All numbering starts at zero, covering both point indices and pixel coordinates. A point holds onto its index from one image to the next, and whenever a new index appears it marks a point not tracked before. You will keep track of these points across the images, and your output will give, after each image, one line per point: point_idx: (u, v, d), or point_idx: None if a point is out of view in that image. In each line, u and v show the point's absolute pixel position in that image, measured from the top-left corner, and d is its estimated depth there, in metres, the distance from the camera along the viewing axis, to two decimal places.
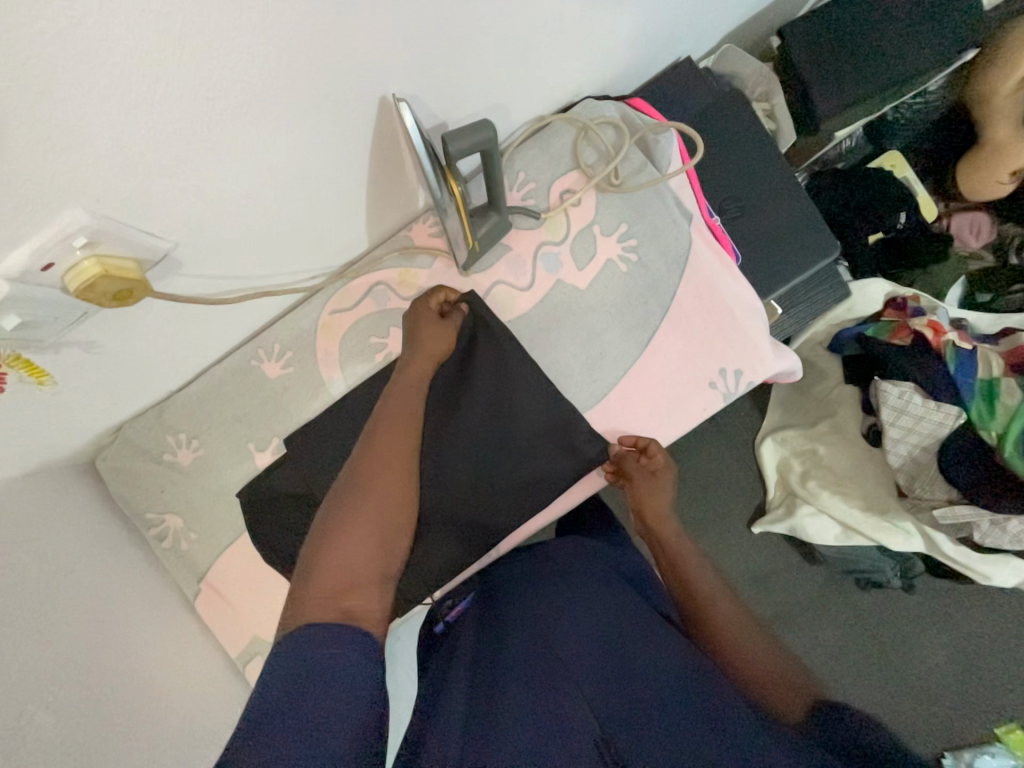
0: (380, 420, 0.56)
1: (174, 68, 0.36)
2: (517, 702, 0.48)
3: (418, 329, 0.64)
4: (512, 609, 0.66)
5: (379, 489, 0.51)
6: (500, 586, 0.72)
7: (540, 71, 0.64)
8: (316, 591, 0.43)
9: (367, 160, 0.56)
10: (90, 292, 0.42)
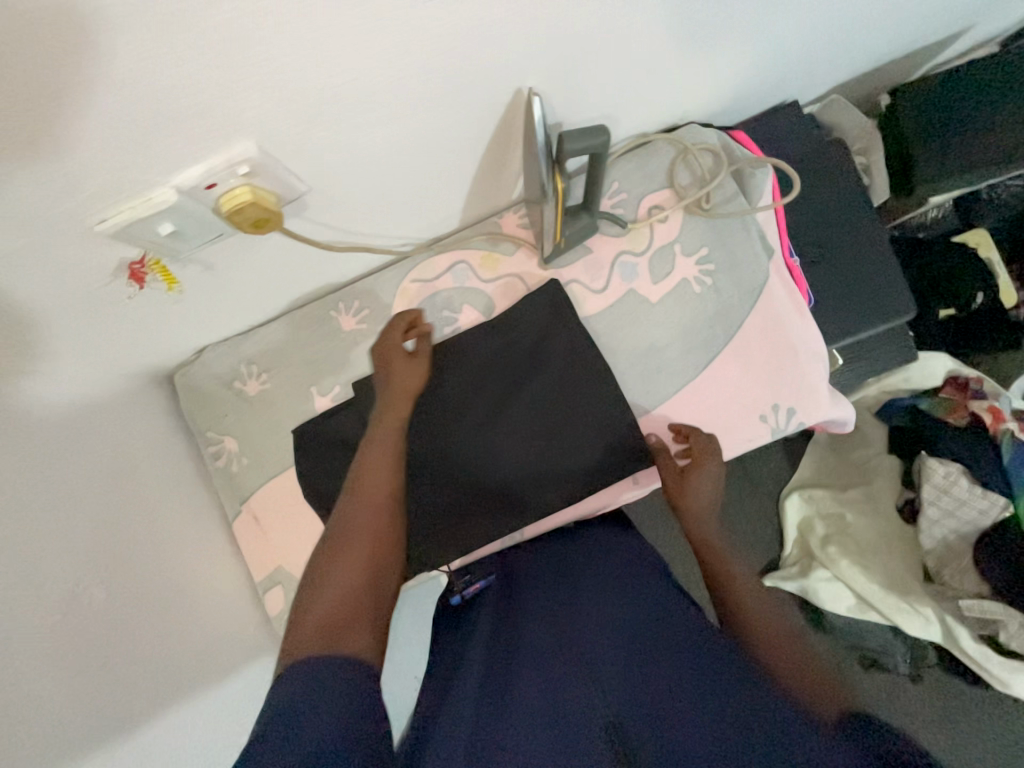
0: (361, 461, 0.57)
1: (349, 30, 0.41)
2: (527, 706, 0.50)
3: (390, 363, 0.68)
4: (527, 602, 0.68)
5: (359, 522, 0.52)
6: (520, 576, 0.75)
7: (655, 90, 0.67)
8: (310, 627, 0.43)
9: (484, 144, 0.60)
10: (236, 216, 0.47)
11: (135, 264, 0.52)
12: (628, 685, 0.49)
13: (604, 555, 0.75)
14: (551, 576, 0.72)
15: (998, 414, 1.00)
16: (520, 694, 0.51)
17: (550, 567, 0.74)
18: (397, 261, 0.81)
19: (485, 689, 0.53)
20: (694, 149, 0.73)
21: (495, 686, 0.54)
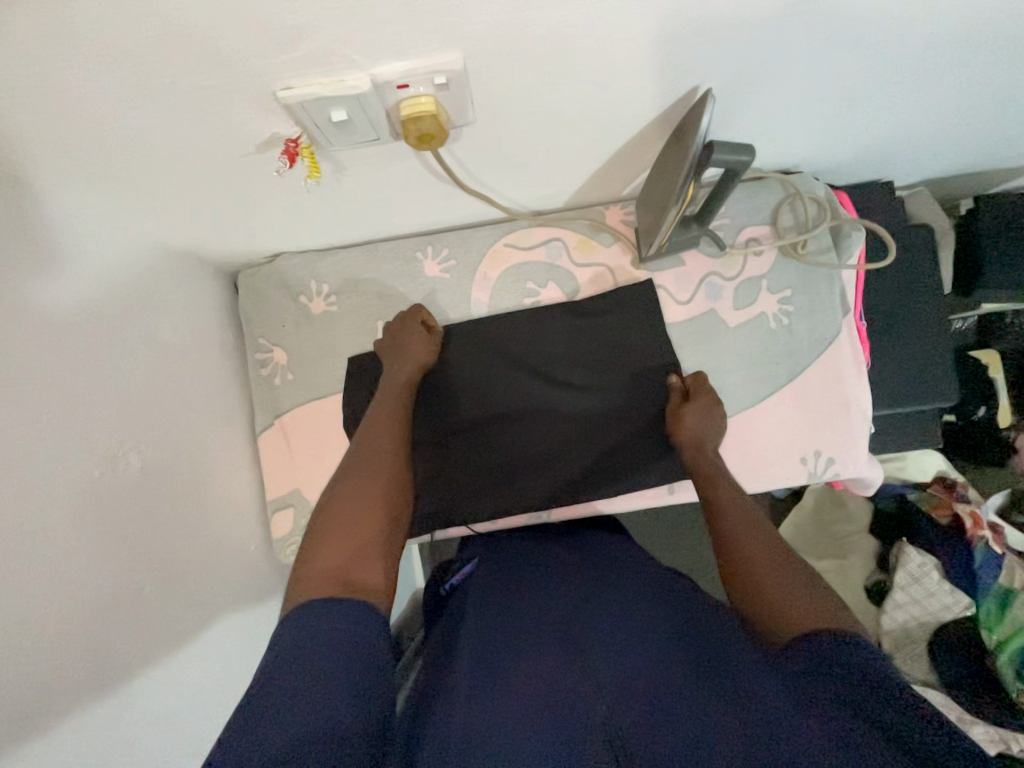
0: (364, 435, 0.63)
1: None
2: (519, 673, 0.47)
3: (404, 343, 0.75)
4: (514, 581, 0.64)
5: (363, 479, 0.56)
6: (500, 551, 0.73)
7: (789, 135, 0.70)
8: (321, 574, 0.46)
9: (634, 131, 0.63)
10: (410, 124, 0.47)
11: (290, 141, 0.51)
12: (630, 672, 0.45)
13: (603, 542, 0.71)
14: (537, 558, 0.70)
15: (978, 520, 1.06)
16: (512, 677, 0.47)
17: (537, 546, 0.73)
18: (496, 221, 0.81)
19: (474, 670, 0.49)
20: (803, 196, 0.75)
21: (488, 667, 0.49)
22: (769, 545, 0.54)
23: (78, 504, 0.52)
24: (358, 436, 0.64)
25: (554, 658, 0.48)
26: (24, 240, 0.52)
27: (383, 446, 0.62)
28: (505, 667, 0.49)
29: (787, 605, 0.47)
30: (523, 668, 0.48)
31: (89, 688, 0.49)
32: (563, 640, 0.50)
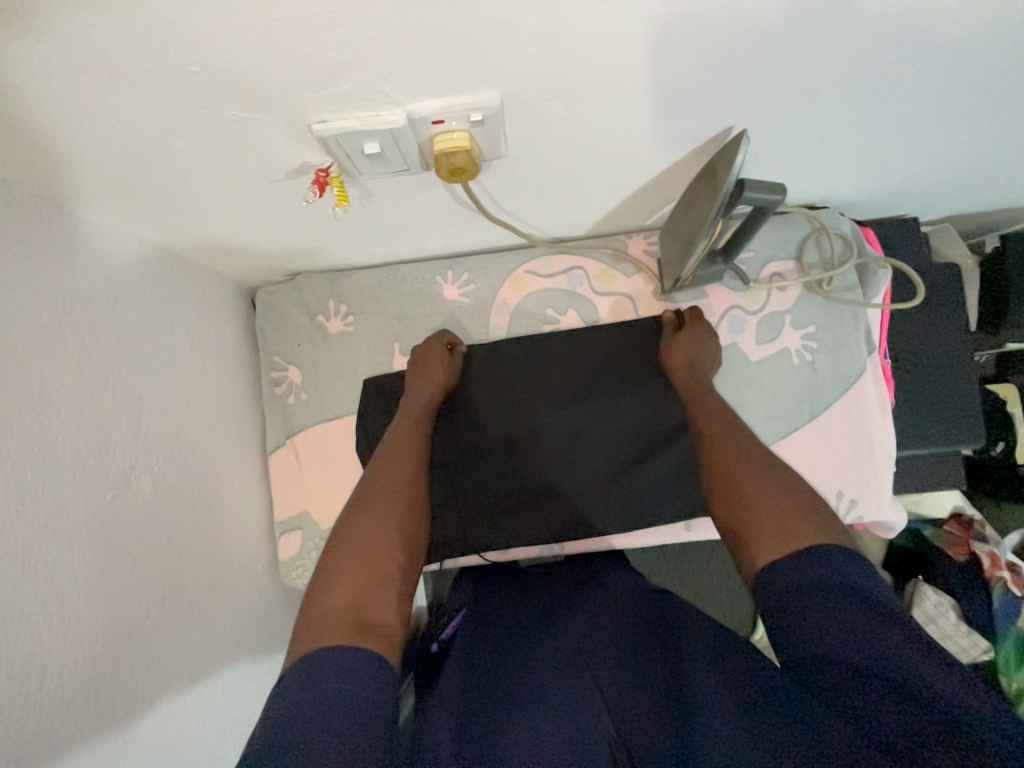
0: (381, 458, 0.62)
1: (629, 38, 0.41)
2: (515, 713, 0.46)
3: (428, 361, 0.73)
4: (512, 617, 0.62)
5: (380, 508, 0.55)
6: (490, 589, 0.71)
7: (818, 171, 0.69)
8: (335, 614, 0.45)
9: (662, 166, 0.62)
10: (444, 158, 0.47)
11: (320, 171, 0.50)
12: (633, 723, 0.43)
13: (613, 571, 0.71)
14: (535, 586, 0.69)
15: (996, 559, 1.05)
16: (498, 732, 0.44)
17: (535, 580, 0.71)
18: (517, 246, 0.81)
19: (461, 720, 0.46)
20: (828, 231, 0.74)
21: (475, 715, 0.47)
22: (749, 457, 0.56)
23: (89, 527, 0.51)
24: (374, 458, 0.62)
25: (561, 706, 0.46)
26: (51, 260, 0.51)
27: (400, 471, 0.61)
28: (493, 718, 0.46)
29: (768, 511, 0.50)
30: (511, 718, 0.45)
31: (89, 721, 0.48)
32: (567, 684, 0.48)
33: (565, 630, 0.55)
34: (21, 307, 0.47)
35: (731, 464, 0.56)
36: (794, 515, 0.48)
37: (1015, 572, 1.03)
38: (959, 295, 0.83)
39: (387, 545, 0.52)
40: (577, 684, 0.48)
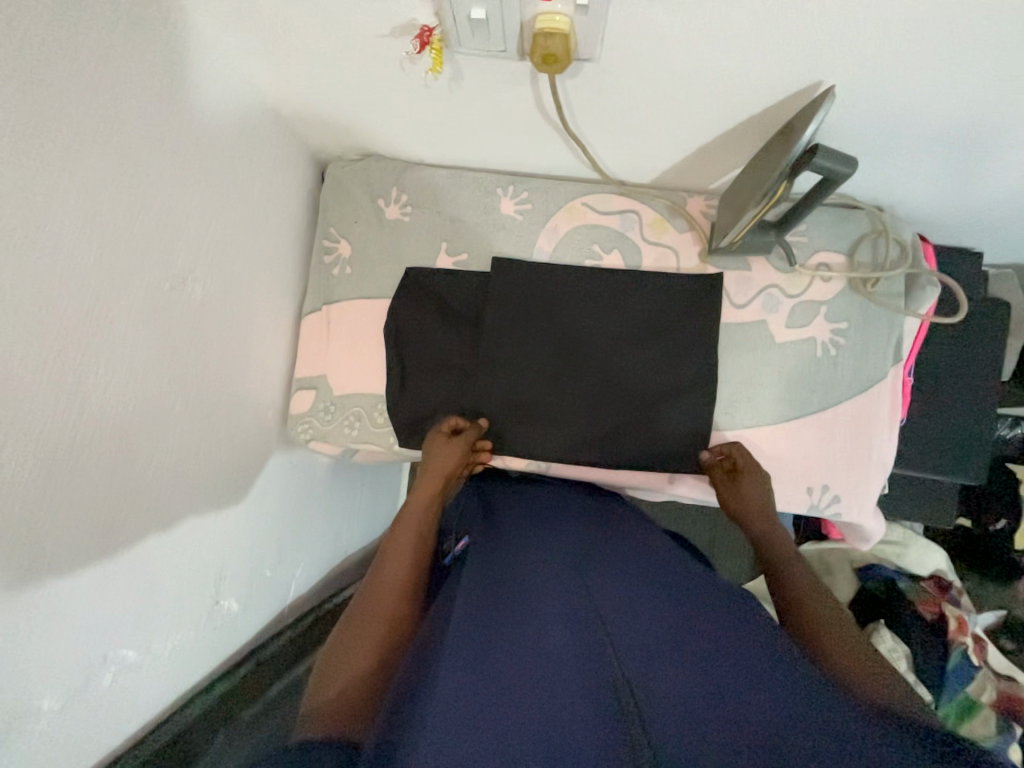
0: (385, 555, 0.70)
1: None
2: (517, 708, 0.45)
3: (431, 459, 0.77)
4: (506, 546, 0.68)
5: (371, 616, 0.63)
6: (505, 529, 0.74)
7: (895, 163, 0.69)
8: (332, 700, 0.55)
9: (743, 117, 0.63)
10: (541, 40, 0.50)
11: (424, 30, 0.53)
12: (643, 654, 0.51)
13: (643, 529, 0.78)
14: (545, 536, 0.71)
15: (962, 624, 1.09)
16: (499, 643, 0.50)
17: (542, 515, 0.77)
18: (581, 177, 0.83)
19: (465, 631, 0.51)
20: (888, 234, 0.75)
21: (478, 624, 0.52)
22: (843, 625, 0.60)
23: (143, 303, 0.56)
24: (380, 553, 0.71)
25: (558, 625, 0.53)
26: (163, 58, 0.55)
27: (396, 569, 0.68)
28: (493, 629, 0.52)
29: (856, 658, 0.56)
30: (515, 635, 0.51)
31: (108, 469, 0.53)
32: (563, 607, 0.55)
33: (552, 566, 0.62)
34: (127, 84, 0.52)
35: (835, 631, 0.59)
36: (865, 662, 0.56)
37: (980, 645, 1.09)
38: (999, 335, 0.82)
39: (377, 637, 0.61)
40: (577, 611, 0.55)
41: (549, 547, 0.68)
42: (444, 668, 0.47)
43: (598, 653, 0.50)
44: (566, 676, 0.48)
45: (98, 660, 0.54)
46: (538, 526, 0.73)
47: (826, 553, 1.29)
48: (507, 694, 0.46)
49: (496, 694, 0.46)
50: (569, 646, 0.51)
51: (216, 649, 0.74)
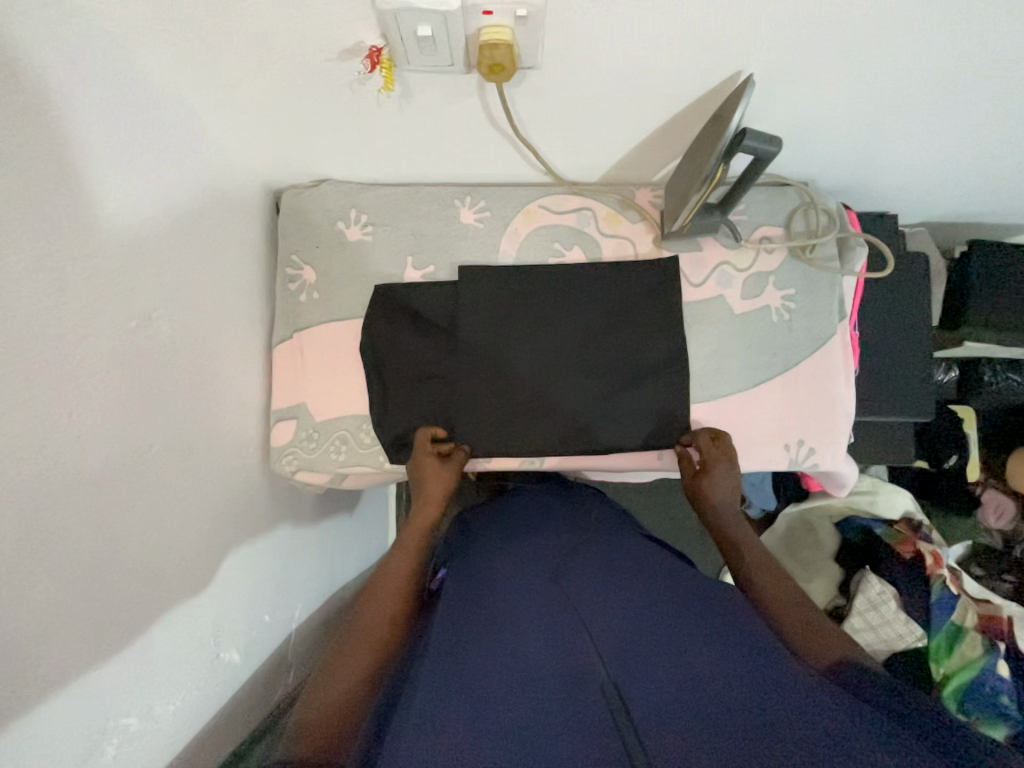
0: (381, 575, 0.70)
1: None
2: (498, 715, 0.46)
3: (423, 476, 0.77)
4: (483, 574, 0.71)
5: (366, 634, 0.63)
6: (482, 559, 0.76)
7: (812, 139, 0.76)
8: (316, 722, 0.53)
9: (677, 109, 0.69)
10: (487, 51, 0.53)
11: (372, 52, 0.56)
12: (632, 660, 0.52)
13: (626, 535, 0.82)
14: (519, 555, 0.74)
15: (938, 559, 1.17)
16: (475, 661, 0.52)
17: (518, 540, 0.80)
18: (534, 181, 0.86)
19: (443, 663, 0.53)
20: (816, 205, 0.82)
21: (455, 650, 0.55)
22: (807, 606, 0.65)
23: (112, 345, 0.54)
24: (377, 574, 0.71)
25: (535, 645, 0.54)
26: (104, 95, 0.54)
27: (392, 590, 0.68)
28: (468, 651, 0.54)
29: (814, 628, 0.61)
30: (489, 650, 0.54)
31: (92, 521, 0.50)
32: (541, 620, 0.58)
33: (527, 584, 0.65)
34: (72, 124, 0.50)
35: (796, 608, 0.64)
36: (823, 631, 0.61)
37: (956, 575, 1.17)
38: (923, 284, 0.91)
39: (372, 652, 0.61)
40: (556, 627, 0.57)
41: (528, 567, 0.70)
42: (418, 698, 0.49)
43: (581, 659, 0.52)
44: (547, 681, 0.50)
45: (97, 732, 0.50)
46: (513, 549, 0.76)
47: (808, 513, 1.35)
48: (483, 701, 0.48)
49: (470, 704, 0.47)
50: (544, 654, 0.53)
51: (219, 705, 0.69)
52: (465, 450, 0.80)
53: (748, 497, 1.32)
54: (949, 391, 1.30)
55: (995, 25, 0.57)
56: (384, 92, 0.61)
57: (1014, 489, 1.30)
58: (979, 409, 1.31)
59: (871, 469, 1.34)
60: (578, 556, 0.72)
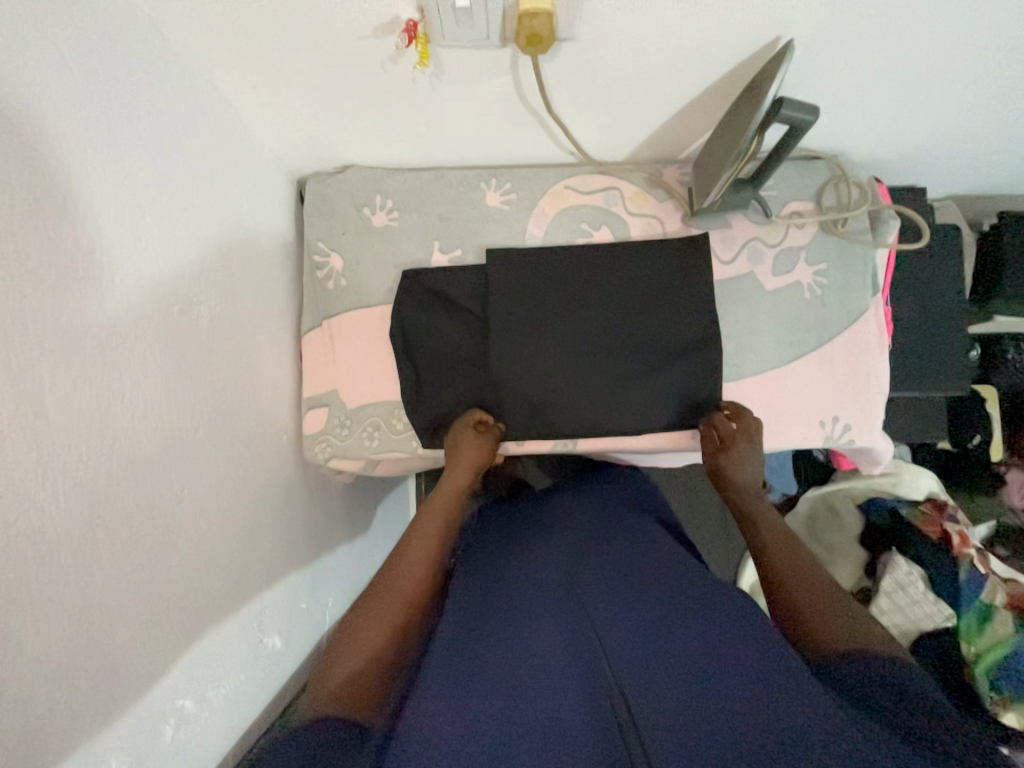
0: (410, 540, 0.69)
1: None
2: (507, 705, 0.47)
3: (459, 448, 0.78)
4: (498, 562, 0.71)
5: (392, 597, 0.62)
6: (496, 548, 0.76)
7: (844, 111, 0.75)
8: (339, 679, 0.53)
9: (711, 81, 0.68)
10: (526, 20, 0.52)
11: (409, 25, 0.55)
12: (654, 655, 0.50)
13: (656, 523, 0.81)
14: (535, 545, 0.74)
15: (964, 538, 1.15)
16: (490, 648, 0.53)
17: (534, 530, 0.79)
18: (560, 163, 0.85)
19: (456, 643, 0.53)
20: (847, 177, 0.81)
21: (467, 641, 0.54)
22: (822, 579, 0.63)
23: (157, 329, 0.53)
24: (405, 539, 0.70)
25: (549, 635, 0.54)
26: (141, 79, 0.54)
27: (420, 558, 0.67)
28: (480, 645, 0.53)
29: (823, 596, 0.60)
30: (501, 646, 0.53)
31: (148, 502, 0.50)
32: (555, 618, 0.56)
33: (540, 581, 0.63)
34: (113, 106, 0.50)
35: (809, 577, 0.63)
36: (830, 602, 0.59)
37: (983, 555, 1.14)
38: (957, 257, 0.90)
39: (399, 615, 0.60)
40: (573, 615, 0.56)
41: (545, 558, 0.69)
42: (428, 683, 0.48)
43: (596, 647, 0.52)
44: (560, 670, 0.50)
45: (157, 714, 0.50)
46: (522, 546, 0.74)
47: (830, 496, 1.37)
48: (493, 691, 0.48)
49: (480, 706, 0.46)
50: (559, 644, 0.53)
51: (265, 690, 0.70)
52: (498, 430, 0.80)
53: (773, 480, 1.31)
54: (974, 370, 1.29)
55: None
56: (418, 68, 0.61)
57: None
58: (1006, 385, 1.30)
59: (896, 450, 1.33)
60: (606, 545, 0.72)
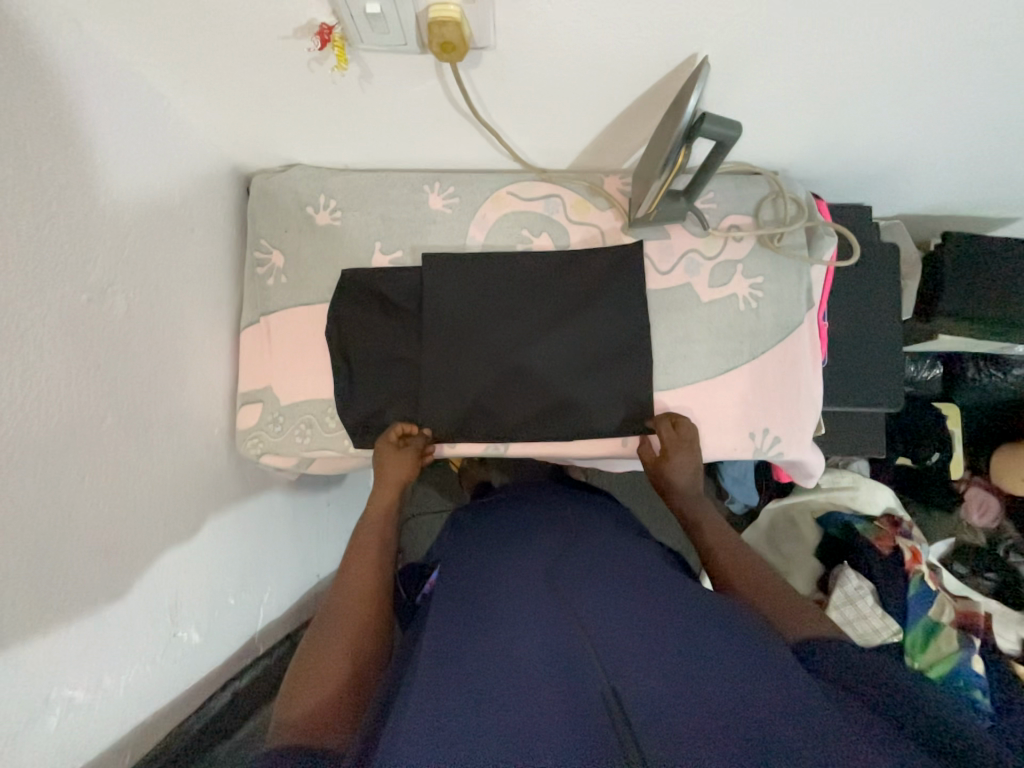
0: (350, 565, 0.73)
1: None
2: (496, 708, 0.47)
3: (382, 462, 0.79)
4: (481, 569, 0.73)
5: (340, 623, 0.64)
6: (478, 554, 0.79)
7: (777, 128, 0.76)
8: (302, 710, 0.54)
9: (639, 93, 0.69)
10: (436, 29, 0.53)
11: (324, 28, 0.56)
12: (619, 650, 0.53)
13: (607, 530, 0.82)
14: (510, 550, 0.76)
15: (916, 554, 1.13)
16: (472, 655, 0.54)
17: (511, 533, 0.83)
18: (504, 169, 0.86)
19: (438, 655, 0.55)
20: (784, 194, 0.82)
21: (449, 648, 0.56)
22: (779, 579, 0.68)
23: (60, 318, 0.54)
24: (343, 567, 0.73)
25: (529, 642, 0.55)
26: (59, 71, 0.54)
27: (363, 579, 0.71)
28: (462, 651, 0.55)
29: (778, 591, 0.66)
30: (483, 648, 0.55)
31: (41, 491, 0.50)
32: (535, 620, 0.59)
33: (521, 586, 0.65)
34: (25, 97, 0.50)
35: (767, 578, 0.69)
36: (786, 597, 0.65)
37: (933, 572, 1.15)
38: (896, 276, 0.91)
39: (350, 638, 0.63)
40: (550, 624, 0.58)
41: (522, 563, 0.72)
42: (414, 689, 0.50)
43: (575, 657, 0.53)
44: (543, 676, 0.51)
45: (40, 701, 0.51)
46: (505, 547, 0.78)
47: (789, 509, 1.31)
48: (480, 699, 0.48)
49: (463, 706, 0.48)
50: (540, 653, 0.54)
51: (175, 682, 0.71)
52: (425, 435, 0.81)
53: (726, 491, 1.31)
54: (934, 388, 1.29)
55: (959, 11, 0.56)
56: (340, 71, 0.62)
57: (997, 486, 1.27)
58: (964, 405, 1.30)
59: (856, 466, 1.32)
60: (570, 555, 0.73)
